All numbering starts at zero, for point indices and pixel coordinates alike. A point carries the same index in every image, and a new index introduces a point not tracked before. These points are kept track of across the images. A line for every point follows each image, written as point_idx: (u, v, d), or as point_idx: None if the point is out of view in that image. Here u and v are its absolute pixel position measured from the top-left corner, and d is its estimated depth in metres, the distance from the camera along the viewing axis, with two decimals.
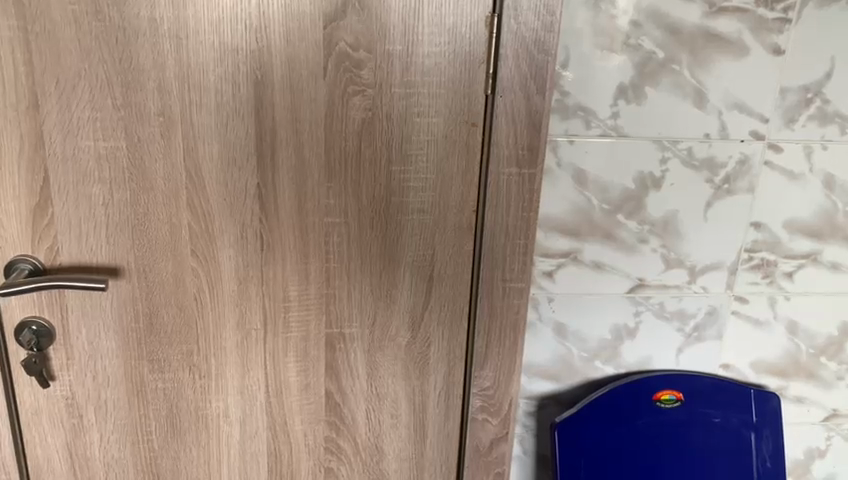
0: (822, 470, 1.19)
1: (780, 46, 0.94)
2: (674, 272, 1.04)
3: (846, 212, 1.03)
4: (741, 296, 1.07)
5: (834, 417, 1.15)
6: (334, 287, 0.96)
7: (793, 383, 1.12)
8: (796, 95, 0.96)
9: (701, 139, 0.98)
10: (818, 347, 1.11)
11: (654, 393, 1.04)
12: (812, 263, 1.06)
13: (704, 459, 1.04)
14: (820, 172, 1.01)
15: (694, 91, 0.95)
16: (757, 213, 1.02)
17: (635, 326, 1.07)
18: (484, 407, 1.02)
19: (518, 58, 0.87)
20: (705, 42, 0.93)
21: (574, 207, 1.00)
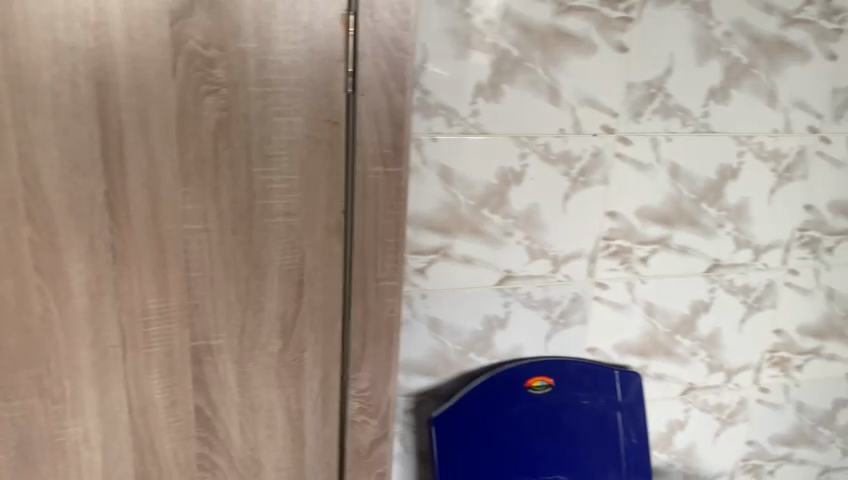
0: (683, 441, 1.28)
1: (624, 44, 0.99)
2: (539, 263, 1.08)
3: (690, 199, 1.10)
4: (602, 282, 1.12)
5: (691, 390, 1.24)
6: (197, 298, 0.86)
7: (653, 361, 1.20)
8: (641, 90, 1.02)
9: (557, 134, 1.02)
10: (673, 325, 1.18)
11: (526, 380, 1.07)
12: (663, 247, 1.12)
13: (575, 441, 1.09)
14: (666, 162, 1.07)
15: (548, 88, 0.99)
16: (612, 203, 1.08)
17: (505, 317, 1.10)
18: (363, 409, 0.96)
19: (376, 58, 0.80)
20: (557, 40, 0.97)
21: (440, 203, 1.01)
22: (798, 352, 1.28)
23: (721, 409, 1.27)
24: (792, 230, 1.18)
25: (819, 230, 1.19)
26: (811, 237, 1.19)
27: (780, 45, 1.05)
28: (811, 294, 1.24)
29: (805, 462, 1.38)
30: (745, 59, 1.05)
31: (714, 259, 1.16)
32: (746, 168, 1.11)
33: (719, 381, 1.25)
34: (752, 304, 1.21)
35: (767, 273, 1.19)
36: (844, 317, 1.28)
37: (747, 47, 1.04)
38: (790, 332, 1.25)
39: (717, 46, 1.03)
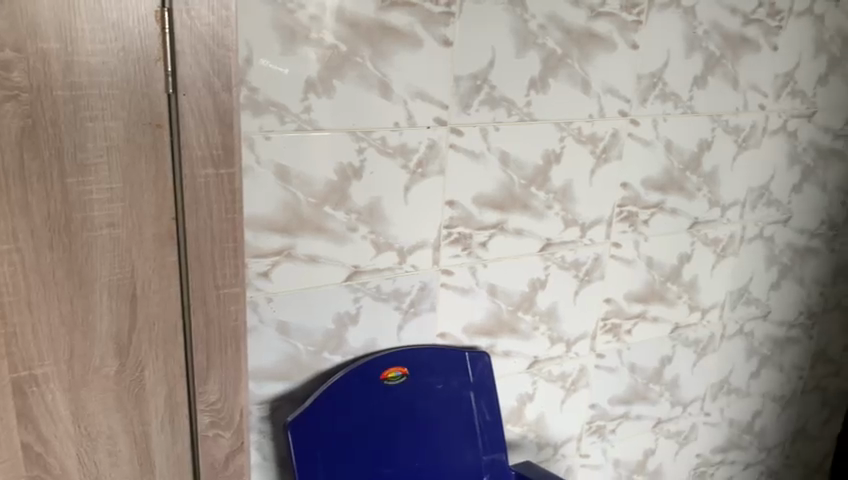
0: (533, 412, 1.35)
1: (449, 38, 1.03)
2: (385, 256, 1.10)
3: (522, 184, 1.17)
4: (447, 269, 1.16)
5: (537, 363, 1.32)
6: (13, 325, 0.76)
7: (500, 340, 1.26)
8: (468, 82, 1.07)
9: (392, 128, 1.03)
10: (516, 304, 1.25)
11: (382, 373, 1.10)
12: (501, 231, 1.18)
13: (431, 425, 1.14)
14: (497, 150, 1.13)
15: (379, 82, 1.00)
16: (450, 192, 1.11)
17: (356, 313, 1.11)
18: (213, 422, 0.90)
19: (197, 55, 0.76)
20: (382, 35, 0.98)
21: (280, 203, 0.99)
22: (627, 317, 1.39)
23: (565, 377, 1.36)
24: (612, 206, 1.28)
25: (636, 205, 1.31)
26: (629, 212, 1.31)
27: (588, 36, 1.14)
28: (633, 264, 1.36)
29: (642, 417, 1.52)
30: (560, 50, 1.12)
31: (547, 239, 1.23)
32: (568, 152, 1.19)
33: (560, 352, 1.34)
34: (584, 278, 1.30)
35: (594, 248, 1.29)
36: (662, 282, 1.41)
37: (561, 39, 1.11)
38: (618, 300, 1.37)
39: (534, 38, 1.09)
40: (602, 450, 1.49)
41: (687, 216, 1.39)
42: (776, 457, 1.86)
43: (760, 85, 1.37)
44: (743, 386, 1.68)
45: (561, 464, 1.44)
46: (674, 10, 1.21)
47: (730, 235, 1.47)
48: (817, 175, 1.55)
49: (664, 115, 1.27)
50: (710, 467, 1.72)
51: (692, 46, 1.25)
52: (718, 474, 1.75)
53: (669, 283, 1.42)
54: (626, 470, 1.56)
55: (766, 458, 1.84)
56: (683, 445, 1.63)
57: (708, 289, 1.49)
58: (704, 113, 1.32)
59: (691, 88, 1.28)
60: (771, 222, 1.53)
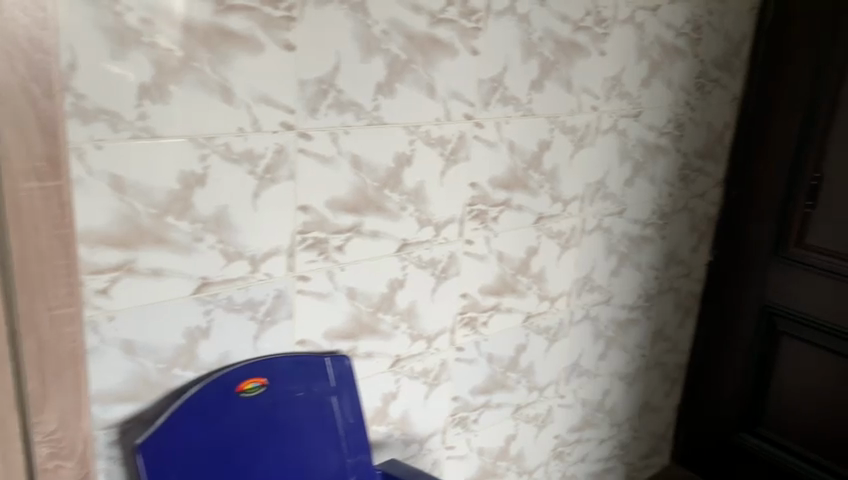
0: (397, 410, 1.37)
1: (291, 42, 1.02)
2: (236, 265, 1.07)
3: (374, 186, 1.18)
4: (302, 275, 1.15)
5: (398, 361, 1.34)
6: None
7: (361, 341, 1.26)
8: (314, 86, 1.06)
9: (236, 133, 1.01)
10: (375, 305, 1.26)
11: (238, 385, 1.08)
12: (356, 234, 1.19)
13: (292, 433, 1.14)
14: (347, 154, 1.13)
15: (220, 87, 0.98)
16: (301, 197, 1.10)
17: (208, 325, 1.07)
18: (53, 452, 0.90)
19: (12, 59, 0.75)
20: (221, 39, 0.96)
21: (116, 215, 0.94)
22: (483, 309, 1.45)
23: (426, 373, 1.40)
24: (462, 205, 1.33)
25: (485, 203, 1.37)
26: (479, 210, 1.36)
27: (431, 41, 1.17)
28: (486, 259, 1.41)
29: (502, 405, 1.58)
30: (404, 55, 1.15)
31: (402, 239, 1.26)
32: (418, 154, 1.22)
33: (421, 349, 1.37)
34: (440, 275, 1.34)
35: (448, 246, 1.33)
36: (514, 274, 1.49)
37: (404, 44, 1.14)
38: (474, 294, 1.42)
39: (378, 43, 1.11)
40: (466, 441, 1.54)
41: (533, 211, 1.47)
42: (625, 430, 2.01)
43: (591, 88, 1.48)
44: (593, 368, 1.80)
45: (428, 458, 1.48)
46: (510, 17, 1.27)
47: (572, 228, 1.57)
48: (646, 170, 1.71)
49: (507, 117, 1.34)
50: (567, 446, 1.83)
51: (529, 51, 1.33)
52: (575, 452, 1.87)
53: (519, 276, 1.50)
54: (490, 458, 1.62)
55: (617, 433, 1.99)
56: (541, 428, 1.72)
57: (556, 278, 1.59)
58: (543, 114, 1.41)
59: (529, 91, 1.36)
60: (608, 214, 1.66)
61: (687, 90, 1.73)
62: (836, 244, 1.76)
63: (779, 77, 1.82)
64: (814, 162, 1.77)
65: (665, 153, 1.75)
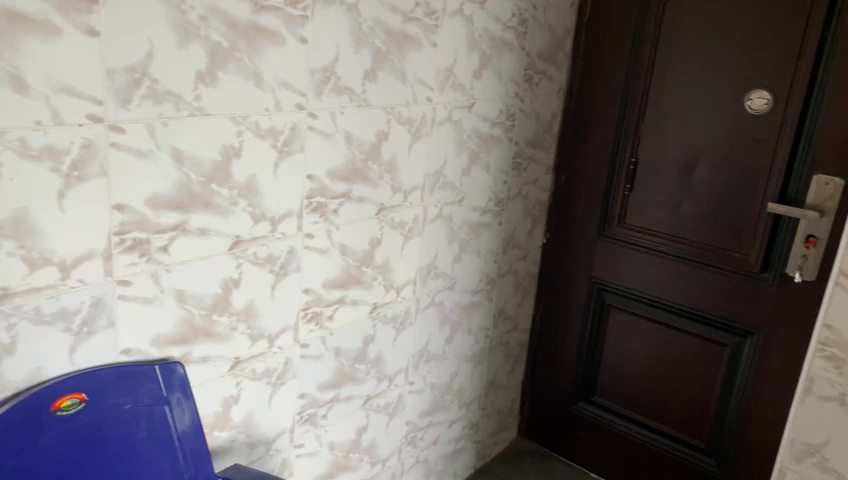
0: (240, 413, 1.32)
1: (94, 27, 0.94)
2: (42, 272, 0.97)
3: (200, 182, 1.12)
4: (123, 279, 1.07)
5: (238, 363, 1.29)
6: None
7: (195, 346, 1.20)
8: (124, 75, 0.99)
9: (33, 127, 0.92)
10: (208, 307, 1.20)
11: (53, 403, 1.00)
12: (182, 232, 1.12)
13: (119, 448, 1.08)
14: (167, 147, 1.06)
15: (10, 76, 0.88)
16: (116, 195, 1.02)
17: (12, 341, 0.96)
18: None
19: None
20: (9, 22, 0.87)
21: None
22: (327, 304, 1.43)
23: (270, 373, 1.36)
24: (300, 199, 1.30)
25: (324, 196, 1.34)
26: (318, 203, 1.34)
27: (254, 30, 1.13)
28: (328, 253, 1.39)
29: (351, 398, 1.58)
30: (226, 43, 1.10)
31: (235, 236, 1.21)
32: (247, 146, 1.18)
33: (262, 349, 1.33)
34: (279, 271, 1.30)
35: (286, 241, 1.30)
36: (357, 267, 1.48)
37: (225, 31, 1.09)
38: (316, 289, 1.39)
39: (195, 30, 1.05)
40: (316, 437, 1.52)
41: (373, 202, 1.47)
42: (474, 410, 2.09)
43: (425, 79, 1.50)
44: (440, 353, 1.85)
45: (276, 459, 1.44)
46: (339, 6, 1.25)
47: (414, 218, 1.59)
48: (481, 159, 1.77)
49: (341, 108, 1.32)
50: (419, 431, 1.86)
51: (360, 41, 1.32)
52: (427, 436, 1.90)
53: (363, 268, 1.49)
54: (342, 452, 1.61)
55: (466, 413, 2.05)
56: (392, 416, 1.74)
57: (400, 268, 1.60)
58: (378, 105, 1.41)
59: (363, 82, 1.35)
60: (447, 202, 1.69)
61: (517, 82, 1.81)
62: (651, 224, 1.93)
63: (597, 70, 1.95)
64: (630, 148, 1.93)
65: (499, 142, 1.82)
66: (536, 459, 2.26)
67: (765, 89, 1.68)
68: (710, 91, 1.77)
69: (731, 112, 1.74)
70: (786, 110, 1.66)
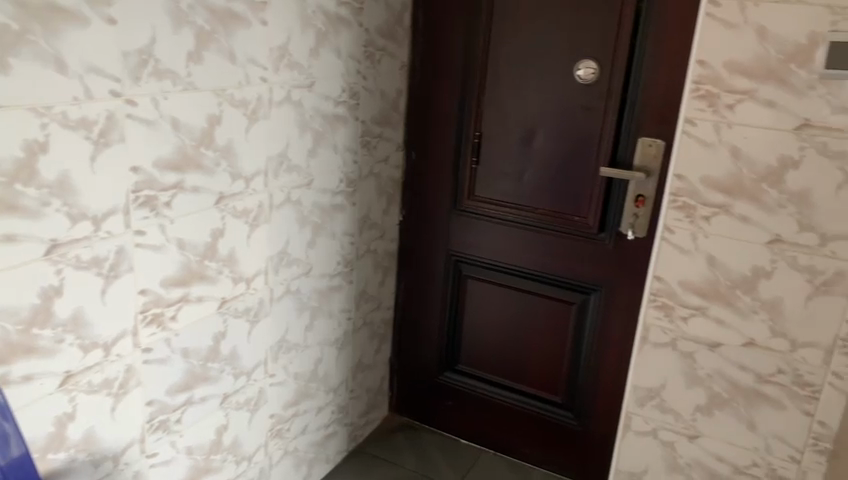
0: (79, 431, 1.22)
1: None
2: None
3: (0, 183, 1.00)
4: None
5: (70, 377, 1.18)
6: None
7: (15, 365, 1.08)
8: None
9: None
10: (26, 320, 1.08)
11: None
12: None
13: None
14: None
15: None
16: None
17: None
18: None
19: None
20: None
21: None
22: (167, 304, 1.35)
23: (109, 383, 1.26)
24: (125, 193, 1.20)
25: (153, 188, 1.25)
26: (147, 196, 1.25)
27: (51, 10, 1.02)
28: (164, 249, 1.30)
29: (207, 398, 1.51)
30: (16, 25, 0.98)
31: (52, 240, 1.09)
32: (55, 140, 1.07)
33: (98, 358, 1.22)
34: (109, 274, 1.20)
35: (114, 240, 1.20)
36: (199, 261, 1.40)
37: (13, 12, 0.97)
38: (154, 289, 1.30)
39: None
40: (171, 444, 1.44)
41: (211, 192, 1.39)
42: (342, 394, 2.07)
43: (258, 59, 1.44)
44: (301, 340, 1.80)
45: (126, 473, 1.34)
46: None
47: (259, 205, 1.53)
48: (327, 139, 1.73)
49: (163, 93, 1.23)
50: (285, 423, 1.82)
51: (178, 21, 1.23)
52: (294, 427, 1.86)
53: (206, 261, 1.42)
54: (202, 455, 1.53)
55: (334, 398, 2.03)
56: (254, 411, 1.68)
57: (247, 258, 1.54)
58: (207, 89, 1.33)
59: (186, 64, 1.27)
60: (295, 187, 1.64)
61: (357, 59, 1.78)
62: (499, 194, 1.99)
63: (438, 46, 1.97)
64: (474, 122, 1.97)
65: (344, 121, 1.79)
66: (409, 434, 2.29)
67: (591, 59, 1.77)
68: (543, 62, 1.83)
69: (563, 83, 1.82)
70: (612, 79, 1.75)
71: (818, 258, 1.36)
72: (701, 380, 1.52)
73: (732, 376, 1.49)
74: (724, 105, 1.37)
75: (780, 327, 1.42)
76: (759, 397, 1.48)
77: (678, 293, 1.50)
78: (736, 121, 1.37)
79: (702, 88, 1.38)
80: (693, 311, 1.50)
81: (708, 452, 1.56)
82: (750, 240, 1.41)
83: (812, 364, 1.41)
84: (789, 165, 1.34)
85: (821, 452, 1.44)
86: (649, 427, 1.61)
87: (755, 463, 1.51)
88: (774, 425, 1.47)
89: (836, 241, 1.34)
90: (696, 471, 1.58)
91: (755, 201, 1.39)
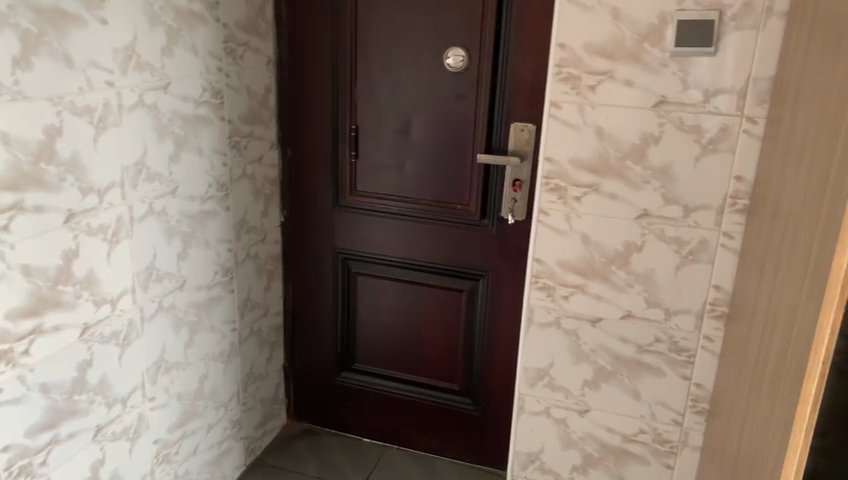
0: None
1: None
2: None
3: None
4: None
5: None
6: None
7: None
8: None
9: None
10: None
11: None
12: None
13: None
14: None
15: None
16: None
17: None
18: None
19: None
20: None
21: None
22: (18, 338, 1.22)
23: None
24: None
25: None
26: None
27: None
28: (6, 278, 1.18)
29: (76, 434, 1.39)
30: None
31: None
32: None
33: None
34: None
35: None
36: (52, 286, 1.28)
37: None
38: None
39: None
40: None
41: (58, 210, 1.27)
42: (235, 408, 1.98)
43: (100, 61, 1.32)
44: (181, 358, 1.70)
45: None
46: None
47: (118, 218, 1.42)
48: (191, 143, 1.63)
49: None
50: (172, 447, 1.72)
51: None
52: (182, 449, 1.76)
53: (60, 286, 1.30)
54: None
55: (226, 413, 1.94)
56: (135, 440, 1.57)
57: (110, 278, 1.42)
58: (41, 97, 1.20)
59: (13, 72, 1.14)
60: (157, 196, 1.54)
61: (217, 56, 1.68)
62: (380, 188, 1.95)
63: (305, 38, 1.90)
64: (349, 115, 1.91)
65: (208, 123, 1.69)
66: (309, 439, 2.23)
67: (459, 47, 1.76)
68: (412, 51, 1.80)
69: (433, 71, 1.80)
70: (481, 66, 1.75)
71: (683, 228, 1.41)
72: (586, 356, 1.56)
73: (614, 348, 1.54)
74: (586, 86, 1.40)
75: (654, 298, 1.47)
76: (640, 367, 1.53)
77: (557, 273, 1.53)
78: (599, 101, 1.40)
79: (564, 71, 1.40)
80: (573, 290, 1.53)
81: (598, 424, 1.60)
82: (620, 216, 1.45)
83: (685, 330, 1.47)
84: (650, 142, 1.39)
85: (699, 413, 1.52)
86: (542, 406, 1.63)
87: (641, 430, 1.57)
88: (656, 391, 1.53)
89: (698, 211, 1.39)
90: (589, 444, 1.62)
91: (622, 179, 1.43)
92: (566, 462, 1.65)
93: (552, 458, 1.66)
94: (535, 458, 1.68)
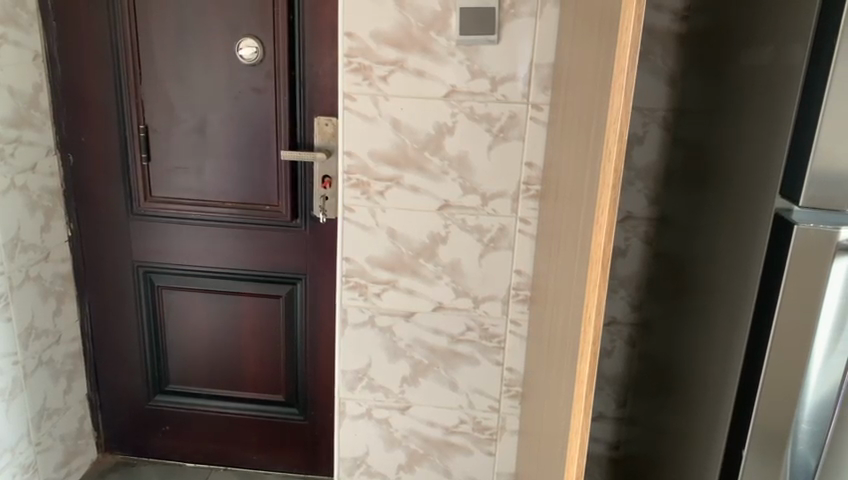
0: None
1: None
2: None
3: None
4: None
5: None
6: None
7: None
8: None
9: None
10: None
11: None
12: None
13: None
14: None
15: None
16: None
17: None
18: None
19: None
20: None
21: None
22: None
23: None
24: None
25: None
26: None
27: None
28: None
29: None
30: None
31: None
32: None
33: None
34: None
35: None
36: None
37: None
38: None
39: None
40: None
41: None
42: (25, 452, 1.73)
43: None
44: None
45: None
46: None
47: None
48: None
49: None
50: None
51: None
52: None
53: None
54: None
55: (13, 460, 1.69)
56: None
57: None
58: None
59: None
60: None
61: None
62: (178, 192, 1.80)
63: (77, 31, 1.70)
64: (136, 114, 1.74)
65: None
66: (124, 473, 2.02)
67: (250, 37, 1.65)
68: (200, 43, 1.67)
69: (226, 65, 1.68)
70: (276, 57, 1.65)
71: (483, 217, 1.42)
72: (403, 352, 1.53)
73: (428, 341, 1.52)
74: (378, 77, 1.35)
75: (462, 287, 1.47)
76: (455, 357, 1.52)
77: (367, 270, 1.48)
78: (391, 92, 1.36)
79: (354, 61, 1.34)
80: (384, 286, 1.49)
81: (419, 419, 1.57)
82: (423, 208, 1.43)
83: (494, 316, 1.49)
84: (445, 132, 1.37)
85: (514, 397, 1.54)
86: (363, 409, 1.58)
87: (462, 420, 1.57)
88: (472, 379, 1.54)
89: (495, 199, 1.41)
90: (412, 441, 1.59)
91: (422, 171, 1.40)
92: (392, 461, 1.62)
93: (378, 460, 1.62)
94: (361, 462, 1.63)
